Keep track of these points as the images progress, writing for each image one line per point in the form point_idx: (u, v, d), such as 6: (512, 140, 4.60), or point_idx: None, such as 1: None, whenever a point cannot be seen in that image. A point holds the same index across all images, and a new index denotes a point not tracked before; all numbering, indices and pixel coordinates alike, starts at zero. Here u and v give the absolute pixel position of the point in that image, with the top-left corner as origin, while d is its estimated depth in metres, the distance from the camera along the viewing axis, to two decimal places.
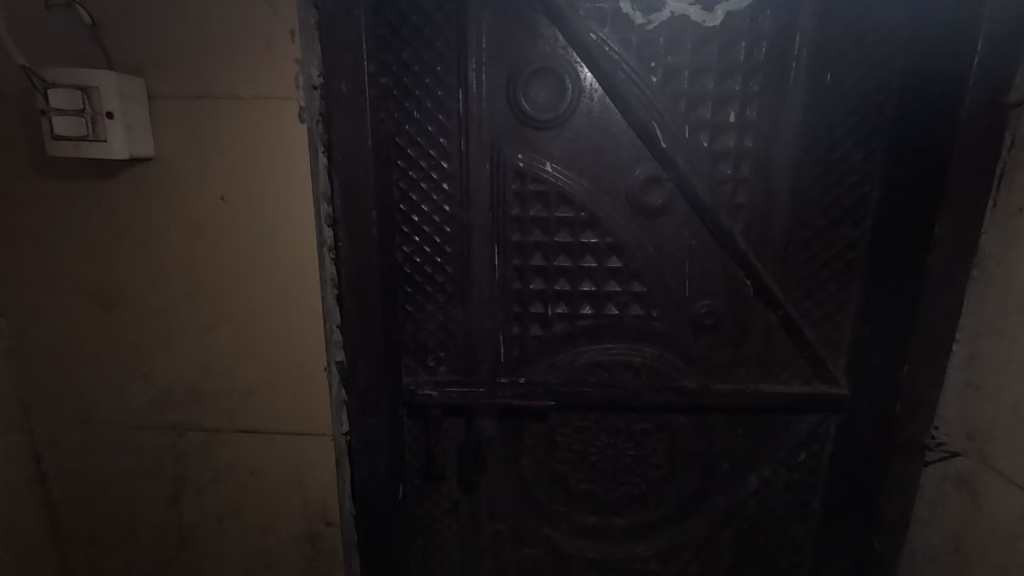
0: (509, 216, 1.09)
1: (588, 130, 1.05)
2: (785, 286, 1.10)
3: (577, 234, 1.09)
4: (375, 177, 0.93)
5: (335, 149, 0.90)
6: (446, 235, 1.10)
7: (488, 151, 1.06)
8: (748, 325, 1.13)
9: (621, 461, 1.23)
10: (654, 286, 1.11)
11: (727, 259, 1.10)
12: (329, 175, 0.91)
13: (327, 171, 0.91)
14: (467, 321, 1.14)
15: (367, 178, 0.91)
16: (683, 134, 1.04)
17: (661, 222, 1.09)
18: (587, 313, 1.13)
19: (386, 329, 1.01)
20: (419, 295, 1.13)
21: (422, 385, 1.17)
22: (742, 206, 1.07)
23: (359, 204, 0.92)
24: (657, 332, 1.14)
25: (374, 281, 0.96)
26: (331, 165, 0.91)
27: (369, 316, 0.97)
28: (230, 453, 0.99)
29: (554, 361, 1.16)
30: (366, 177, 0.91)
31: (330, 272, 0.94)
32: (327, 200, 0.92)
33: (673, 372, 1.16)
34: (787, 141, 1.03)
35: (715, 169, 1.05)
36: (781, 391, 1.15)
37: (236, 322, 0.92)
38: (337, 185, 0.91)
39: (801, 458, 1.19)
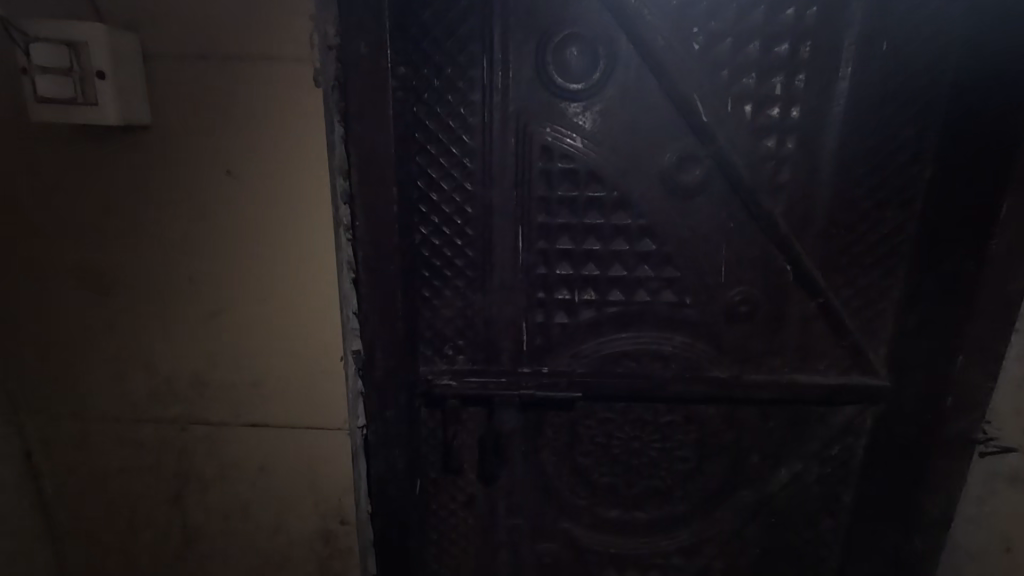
0: (535, 195, 1.01)
1: (624, 105, 0.97)
2: (826, 273, 1.04)
3: (608, 216, 1.02)
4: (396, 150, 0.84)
5: (351, 117, 0.81)
6: (467, 216, 1.03)
7: (514, 125, 0.98)
8: (785, 313, 1.07)
9: (645, 454, 1.18)
10: (687, 270, 1.05)
11: (766, 243, 1.03)
12: (345, 146, 0.82)
13: (344, 142, 0.82)
14: (488, 308, 1.08)
15: (386, 151, 0.83)
16: (725, 107, 0.96)
17: (696, 202, 1.01)
18: (616, 299, 1.07)
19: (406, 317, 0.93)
20: (437, 280, 1.06)
21: (440, 375, 1.10)
22: (784, 187, 1.00)
23: (378, 180, 0.84)
24: (689, 320, 1.07)
25: (394, 264, 0.88)
26: (348, 135, 0.82)
27: (387, 302, 0.89)
28: (237, 449, 0.92)
29: (579, 351, 1.10)
30: (387, 150, 0.83)
31: (347, 255, 0.86)
32: (344, 175, 0.83)
33: (705, 363, 1.10)
34: (836, 115, 0.96)
35: (757, 146, 0.98)
36: (818, 382, 1.09)
37: (245, 309, 0.85)
38: (354, 157, 0.82)
39: (834, 450, 1.14)
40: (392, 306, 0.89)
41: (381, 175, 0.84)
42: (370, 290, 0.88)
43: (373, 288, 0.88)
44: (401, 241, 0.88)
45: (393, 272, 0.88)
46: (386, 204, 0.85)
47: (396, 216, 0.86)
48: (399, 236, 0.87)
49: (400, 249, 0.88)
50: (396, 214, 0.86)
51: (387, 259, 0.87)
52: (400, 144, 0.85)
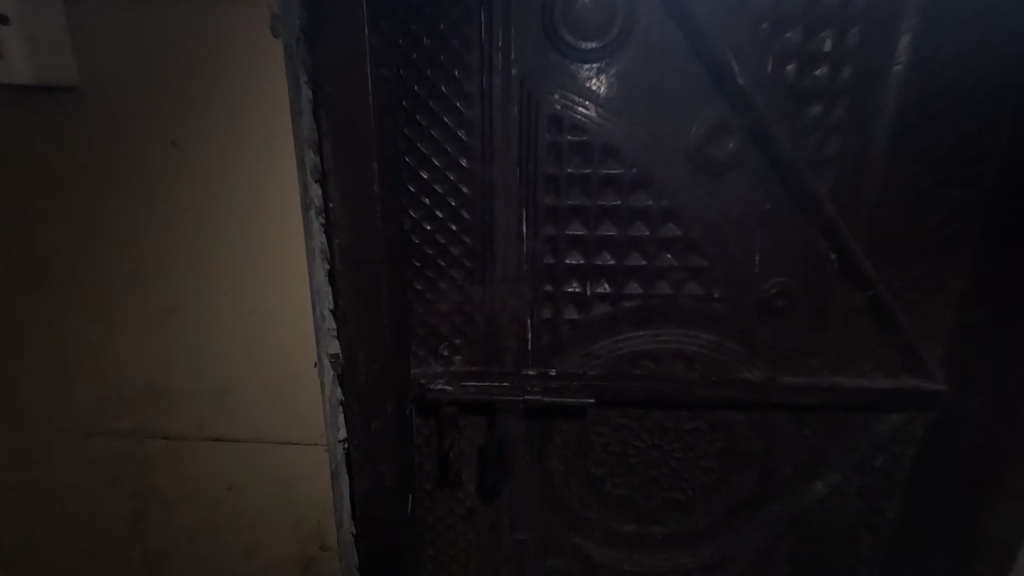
0: (541, 172, 0.89)
1: (644, 68, 0.83)
2: (876, 262, 0.90)
3: (625, 197, 0.89)
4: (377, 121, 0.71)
5: (320, 78, 0.67)
6: (463, 197, 0.90)
7: (516, 91, 0.85)
8: (827, 307, 0.93)
9: (665, 464, 1.06)
10: (717, 259, 0.91)
11: (808, 227, 0.89)
12: (315, 113, 0.69)
13: (313, 109, 0.69)
14: (488, 303, 0.95)
15: (363, 121, 0.70)
16: (764, 70, 0.82)
17: (728, 180, 0.88)
18: (634, 292, 0.94)
19: (393, 317, 0.80)
20: (431, 271, 0.94)
21: (435, 379, 0.98)
22: (831, 162, 0.86)
23: (354, 155, 0.71)
24: (717, 315, 0.94)
25: (376, 254, 0.75)
26: (317, 100, 0.69)
27: (369, 300, 0.76)
28: (202, 466, 0.81)
29: (591, 351, 0.97)
30: (365, 120, 0.70)
31: (320, 244, 0.73)
32: (314, 147, 0.70)
33: (734, 365, 0.97)
34: (894, 76, 0.82)
35: (800, 115, 0.84)
36: (865, 387, 0.95)
37: (203, 306, 0.73)
38: (325, 126, 0.69)
39: (877, 460, 1.02)
40: (376, 304, 0.77)
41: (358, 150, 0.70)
42: (349, 284, 0.75)
43: (352, 282, 0.75)
44: (384, 229, 0.75)
45: (376, 264, 0.75)
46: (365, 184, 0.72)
47: (378, 199, 0.73)
48: (382, 222, 0.74)
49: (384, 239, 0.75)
50: (378, 197, 0.73)
51: (369, 250, 0.74)
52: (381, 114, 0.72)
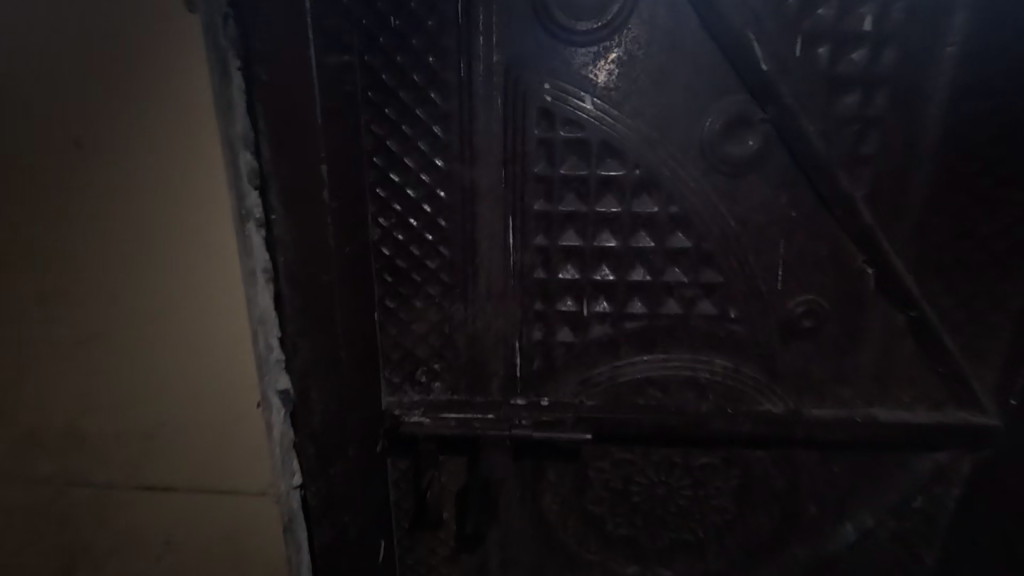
0: (530, 174, 0.77)
1: (650, 52, 0.71)
2: (919, 277, 0.78)
3: (626, 202, 0.77)
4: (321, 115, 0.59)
5: (253, 62, 0.55)
6: (439, 202, 0.78)
7: (500, 80, 0.73)
8: (861, 328, 0.81)
9: (673, 503, 0.93)
10: (734, 273, 0.79)
11: (841, 237, 0.77)
12: (249, 106, 0.57)
13: (247, 101, 0.57)
14: (471, 323, 0.84)
15: (303, 115, 0.57)
16: (791, 53, 0.70)
17: (747, 182, 0.75)
18: (637, 312, 0.82)
19: (351, 341, 0.69)
20: (405, 288, 0.82)
21: (410, 410, 0.86)
22: (870, 160, 0.74)
23: (297, 155, 0.59)
24: (734, 338, 0.82)
25: (327, 273, 0.64)
26: (251, 90, 0.56)
27: (320, 325, 0.65)
28: (133, 518, 0.69)
29: (588, 378, 0.85)
30: (306, 114, 0.57)
31: (262, 262, 0.61)
32: (251, 147, 0.58)
33: (752, 395, 0.84)
34: (947, 59, 0.69)
35: (833, 107, 0.72)
36: (901, 420, 0.84)
37: (124, 336, 0.61)
38: (262, 121, 0.57)
39: (916, 500, 0.89)
40: (328, 329, 0.66)
41: (300, 149, 0.58)
42: (297, 308, 0.64)
43: (301, 305, 0.63)
44: (337, 242, 0.64)
45: (328, 284, 0.64)
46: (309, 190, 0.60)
47: (328, 207, 0.61)
48: (333, 234, 0.63)
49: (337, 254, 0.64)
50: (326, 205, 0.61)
51: (318, 268, 0.63)
52: (329, 105, 0.61)
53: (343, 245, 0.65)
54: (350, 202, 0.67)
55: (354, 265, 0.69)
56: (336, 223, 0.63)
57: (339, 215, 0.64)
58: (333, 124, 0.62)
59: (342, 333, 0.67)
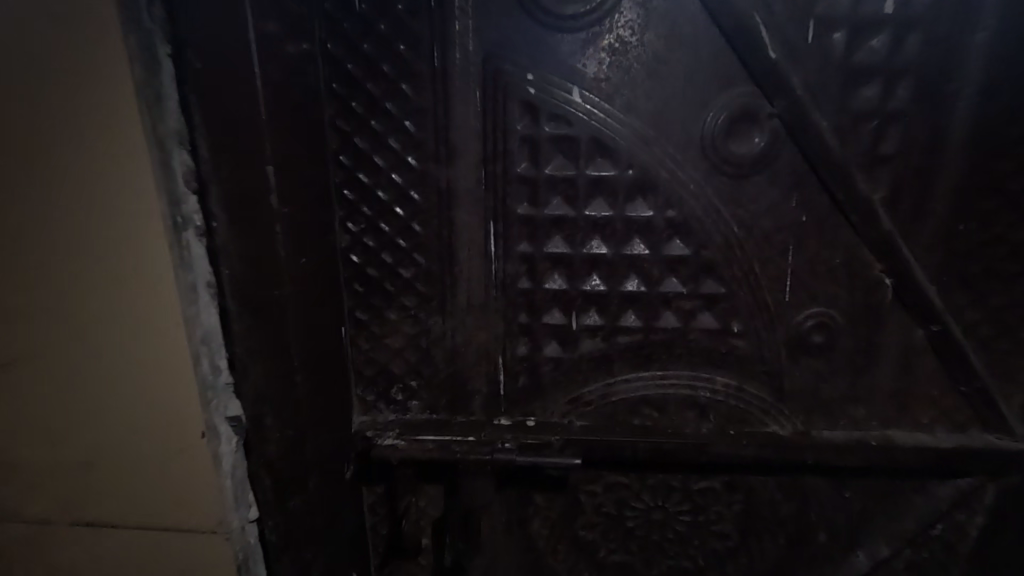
0: (512, 175, 0.69)
1: (644, 40, 0.64)
2: (942, 289, 0.70)
3: (619, 206, 0.70)
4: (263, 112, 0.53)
5: (184, 47, 0.48)
6: (413, 205, 0.71)
7: (478, 71, 0.66)
8: (877, 344, 0.74)
9: (671, 529, 0.86)
10: (737, 283, 0.72)
11: (856, 244, 0.70)
12: (181, 96, 0.49)
13: (178, 90, 0.49)
14: (449, 337, 0.77)
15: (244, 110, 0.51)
16: (802, 40, 0.63)
17: (752, 183, 0.68)
18: (631, 325, 0.74)
19: (309, 359, 0.63)
20: (377, 299, 0.75)
21: (384, 430, 0.79)
22: (890, 160, 0.66)
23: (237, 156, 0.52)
24: (738, 354, 0.75)
25: (278, 287, 0.57)
26: (182, 77, 0.49)
27: (271, 343, 0.59)
28: (69, 557, 0.62)
29: (579, 397, 0.78)
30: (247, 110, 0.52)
31: (204, 274, 0.54)
32: (185, 143, 0.50)
33: (757, 416, 0.77)
34: (978, 46, 0.61)
35: (850, 100, 0.64)
36: (923, 444, 0.76)
37: (45, 359, 0.54)
38: (196, 113, 0.49)
39: (936, 529, 0.82)
40: (280, 347, 0.60)
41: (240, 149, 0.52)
42: (245, 325, 0.56)
43: (249, 321, 0.57)
44: (288, 252, 0.58)
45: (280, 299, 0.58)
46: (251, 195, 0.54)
47: (276, 213, 0.55)
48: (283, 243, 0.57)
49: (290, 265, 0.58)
50: (275, 211, 0.55)
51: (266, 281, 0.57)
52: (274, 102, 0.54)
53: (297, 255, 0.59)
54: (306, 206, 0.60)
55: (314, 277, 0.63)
56: (286, 230, 0.57)
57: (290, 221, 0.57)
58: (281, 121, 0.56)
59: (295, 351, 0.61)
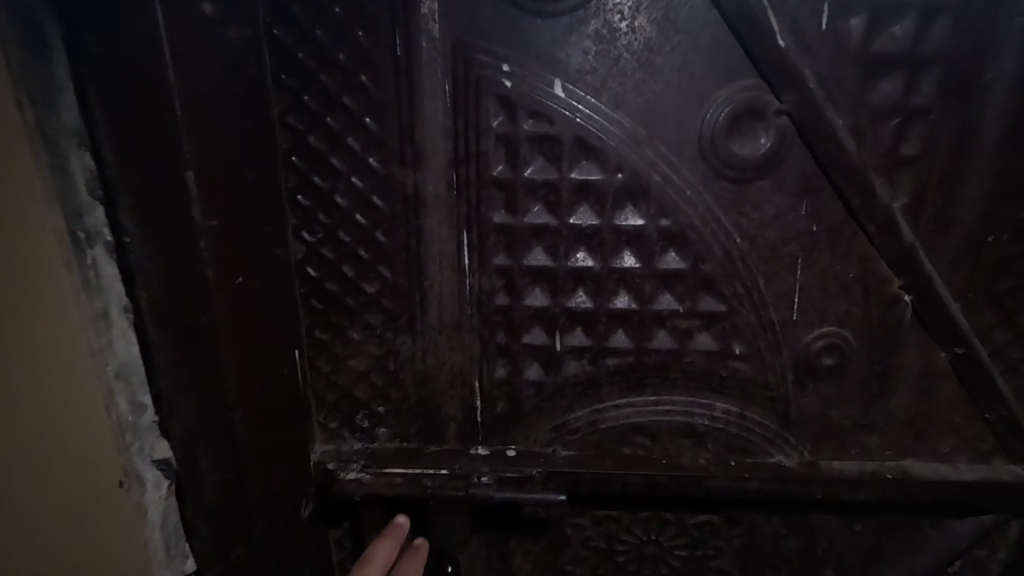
0: (487, 179, 0.61)
1: (636, 25, 0.56)
2: (967, 306, 0.63)
3: (607, 214, 0.62)
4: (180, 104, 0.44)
5: (78, 31, 0.41)
6: (375, 212, 0.63)
7: (447, 61, 0.58)
8: (895, 367, 0.66)
9: (665, 565, 0.79)
10: (739, 300, 0.64)
11: (872, 256, 0.62)
12: (78, 90, 0.43)
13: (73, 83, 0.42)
14: (419, 358, 0.69)
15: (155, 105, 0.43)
16: (815, 25, 0.55)
17: (757, 189, 0.60)
18: (621, 346, 0.67)
19: (249, 398, 0.54)
20: (338, 316, 0.68)
21: (348, 462, 0.71)
22: (912, 163, 0.59)
23: (150, 160, 0.44)
24: (739, 378, 0.67)
25: (205, 313, 0.48)
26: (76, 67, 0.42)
27: (201, 378, 0.50)
28: None
29: (564, 425, 0.70)
30: (159, 102, 0.43)
31: (116, 300, 0.47)
32: (85, 146, 0.44)
33: (760, 446, 0.70)
34: (1016, 32, 0.54)
35: (868, 95, 0.57)
36: (945, 476, 0.68)
37: None
38: (97, 110, 0.43)
39: (953, 566, 0.75)
40: (212, 384, 0.51)
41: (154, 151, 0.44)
42: (168, 358, 0.49)
43: (173, 354, 0.49)
44: (216, 274, 0.49)
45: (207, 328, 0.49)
46: (170, 206, 0.45)
47: (200, 228, 0.47)
48: (209, 264, 0.48)
49: (217, 290, 0.49)
50: (197, 226, 0.46)
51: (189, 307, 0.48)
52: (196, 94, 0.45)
53: (229, 278, 0.50)
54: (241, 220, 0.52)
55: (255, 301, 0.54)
56: (213, 249, 0.48)
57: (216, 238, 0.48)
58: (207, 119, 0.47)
59: (229, 388, 0.51)
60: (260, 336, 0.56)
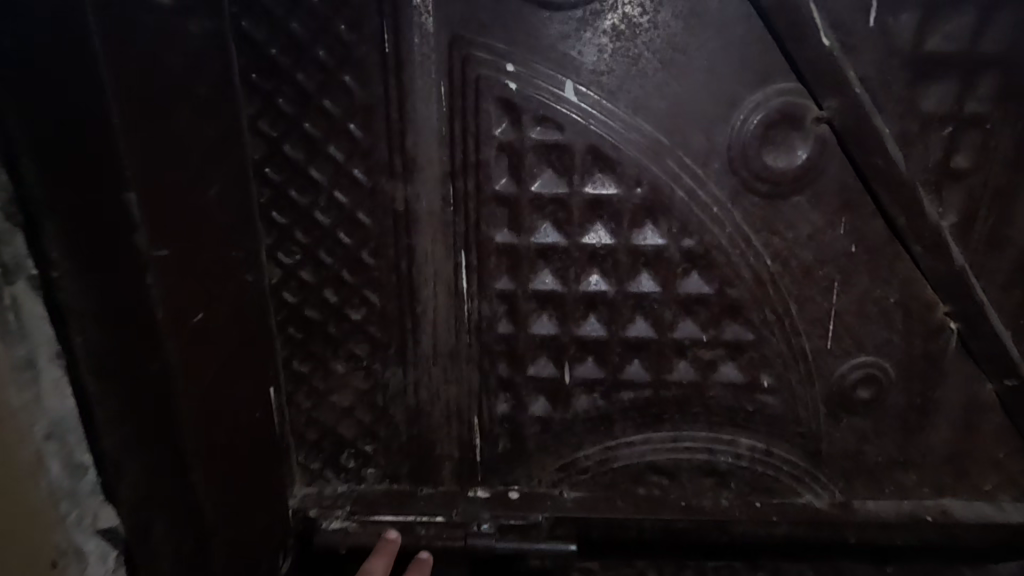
0: (488, 193, 0.54)
1: (658, 20, 0.49)
2: (1017, 334, 0.57)
3: (623, 232, 0.55)
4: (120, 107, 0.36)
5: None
6: (361, 230, 0.56)
7: (444, 59, 0.51)
8: (937, 399, 0.60)
9: None
10: (769, 328, 0.58)
11: (916, 280, 0.56)
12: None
13: None
14: (411, 393, 0.61)
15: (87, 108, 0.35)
16: (861, 21, 0.48)
17: (791, 206, 0.54)
18: (638, 378, 0.60)
19: (211, 454, 0.47)
20: (319, 346, 0.60)
21: (331, 509, 0.63)
22: (964, 177, 0.53)
23: (79, 182, 0.37)
24: (768, 412, 0.61)
25: (156, 358, 0.41)
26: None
27: (147, 438, 0.43)
28: None
29: (573, 464, 0.63)
30: (93, 107, 0.35)
31: (46, 349, 0.40)
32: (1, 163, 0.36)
33: (789, 486, 0.63)
34: None
35: (918, 100, 0.50)
36: (989, 517, 0.63)
37: None
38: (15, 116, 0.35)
39: None
40: (166, 442, 0.43)
41: (87, 165, 0.37)
42: (109, 415, 0.42)
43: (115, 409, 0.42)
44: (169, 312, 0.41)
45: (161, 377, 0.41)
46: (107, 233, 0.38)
47: (146, 259, 0.39)
48: (161, 303, 0.40)
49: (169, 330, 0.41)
50: (143, 256, 0.39)
51: (134, 354, 0.41)
52: (142, 97, 0.38)
53: (183, 316, 0.43)
54: (196, 247, 0.44)
55: (213, 341, 0.47)
56: (164, 284, 0.40)
57: (166, 270, 0.41)
58: (157, 125, 0.39)
59: (186, 445, 0.44)
60: (220, 381, 0.48)
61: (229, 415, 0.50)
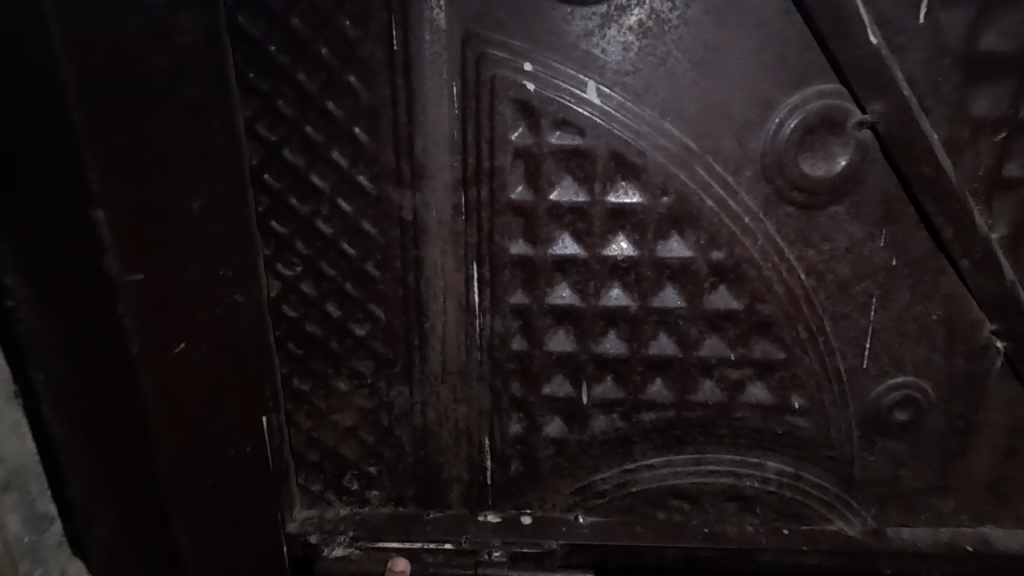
0: (503, 202, 0.50)
1: (689, 16, 0.46)
2: None
3: (647, 244, 0.51)
4: (84, 117, 0.34)
5: None
6: (366, 241, 0.52)
7: (457, 58, 0.47)
8: (979, 422, 0.56)
9: None
10: (802, 346, 0.54)
11: (960, 296, 0.52)
12: None
13: None
14: (418, 412, 0.58)
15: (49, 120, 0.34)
16: (910, 17, 0.45)
17: (829, 217, 0.50)
18: (660, 398, 0.56)
19: (193, 489, 0.45)
20: (321, 362, 0.56)
21: (332, 536, 0.60)
22: (1016, 188, 0.49)
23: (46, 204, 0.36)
24: (798, 435, 0.57)
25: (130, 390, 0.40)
26: None
27: (121, 470, 0.42)
28: None
29: (590, 488, 0.60)
30: (56, 117, 0.34)
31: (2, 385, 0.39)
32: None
33: (819, 513, 0.60)
34: None
35: (969, 105, 0.47)
36: None
37: None
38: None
39: None
40: (142, 475, 0.42)
41: (52, 187, 0.35)
42: (83, 449, 0.41)
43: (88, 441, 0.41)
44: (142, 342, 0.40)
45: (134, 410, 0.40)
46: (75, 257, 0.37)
47: (116, 288, 0.37)
48: (134, 337, 0.39)
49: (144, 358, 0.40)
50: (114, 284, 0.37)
51: (108, 389, 0.40)
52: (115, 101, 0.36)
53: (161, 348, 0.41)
54: (182, 276, 0.42)
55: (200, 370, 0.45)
56: (139, 314, 0.39)
57: (141, 300, 0.39)
58: (132, 135, 0.37)
59: (161, 481, 0.42)
60: (208, 414, 0.46)
61: (219, 447, 0.48)
